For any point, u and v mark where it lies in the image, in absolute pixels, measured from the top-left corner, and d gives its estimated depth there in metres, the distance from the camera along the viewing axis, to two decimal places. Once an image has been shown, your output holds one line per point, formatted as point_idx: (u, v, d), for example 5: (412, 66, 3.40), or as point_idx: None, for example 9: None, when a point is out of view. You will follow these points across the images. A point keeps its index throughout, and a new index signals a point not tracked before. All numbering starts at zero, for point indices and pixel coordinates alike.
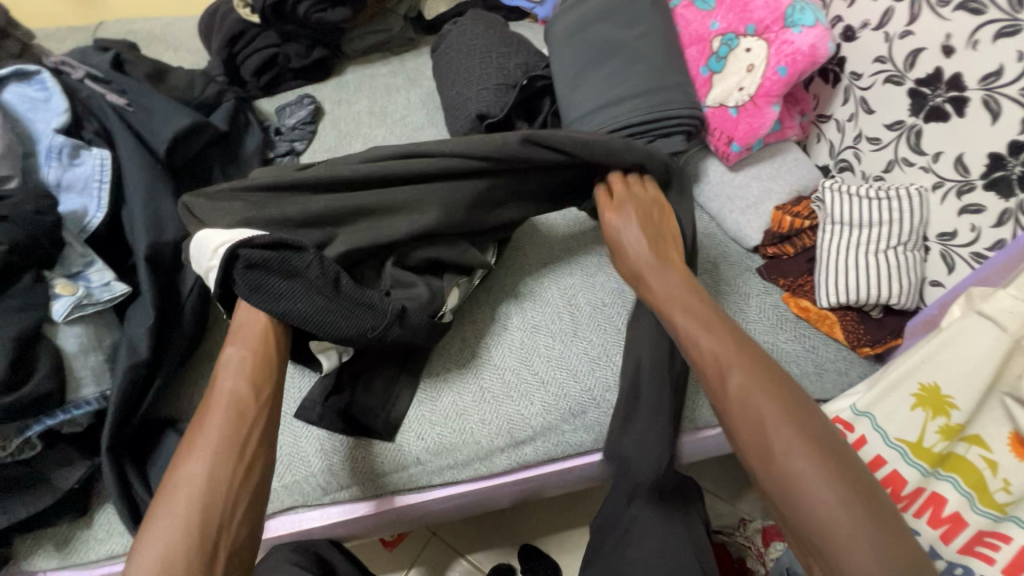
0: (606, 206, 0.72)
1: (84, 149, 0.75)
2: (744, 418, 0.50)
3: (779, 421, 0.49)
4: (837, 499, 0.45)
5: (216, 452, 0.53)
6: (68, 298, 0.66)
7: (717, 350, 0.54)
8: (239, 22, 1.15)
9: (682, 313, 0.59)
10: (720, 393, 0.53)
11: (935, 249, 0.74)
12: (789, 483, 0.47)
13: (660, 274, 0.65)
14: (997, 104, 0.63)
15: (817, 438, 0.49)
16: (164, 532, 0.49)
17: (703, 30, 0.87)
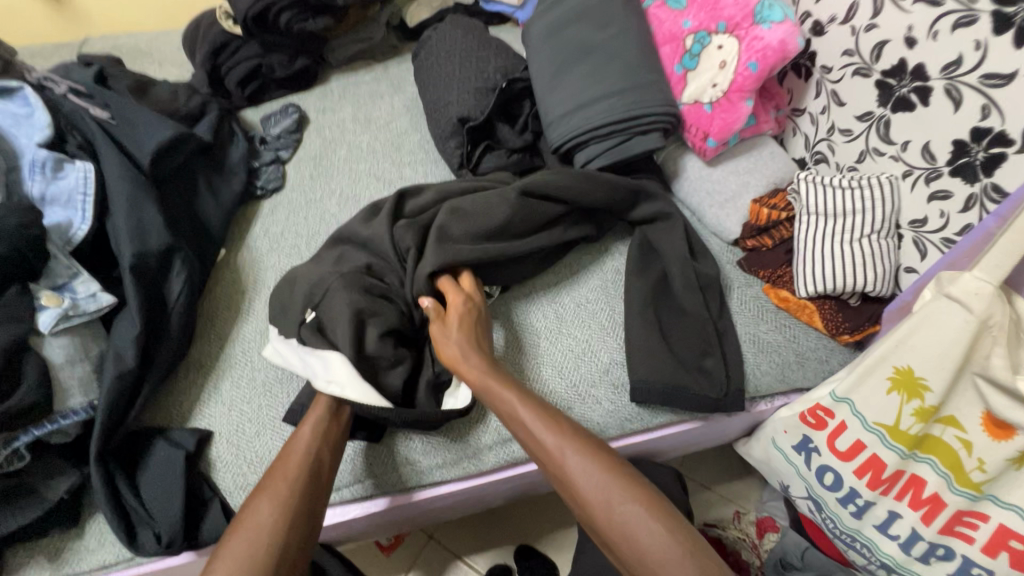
0: (435, 307, 0.76)
1: (68, 162, 0.76)
2: (580, 483, 0.61)
3: (608, 479, 0.61)
4: (664, 535, 0.57)
5: (296, 474, 0.64)
6: (54, 310, 0.67)
7: (548, 432, 0.64)
8: (222, 34, 1.15)
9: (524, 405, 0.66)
10: (566, 474, 0.62)
11: (908, 236, 0.75)
12: (620, 530, 0.58)
13: (498, 380, 0.68)
14: (958, 92, 0.65)
15: (638, 487, 0.60)
16: (236, 552, 0.58)
17: (676, 29, 0.89)
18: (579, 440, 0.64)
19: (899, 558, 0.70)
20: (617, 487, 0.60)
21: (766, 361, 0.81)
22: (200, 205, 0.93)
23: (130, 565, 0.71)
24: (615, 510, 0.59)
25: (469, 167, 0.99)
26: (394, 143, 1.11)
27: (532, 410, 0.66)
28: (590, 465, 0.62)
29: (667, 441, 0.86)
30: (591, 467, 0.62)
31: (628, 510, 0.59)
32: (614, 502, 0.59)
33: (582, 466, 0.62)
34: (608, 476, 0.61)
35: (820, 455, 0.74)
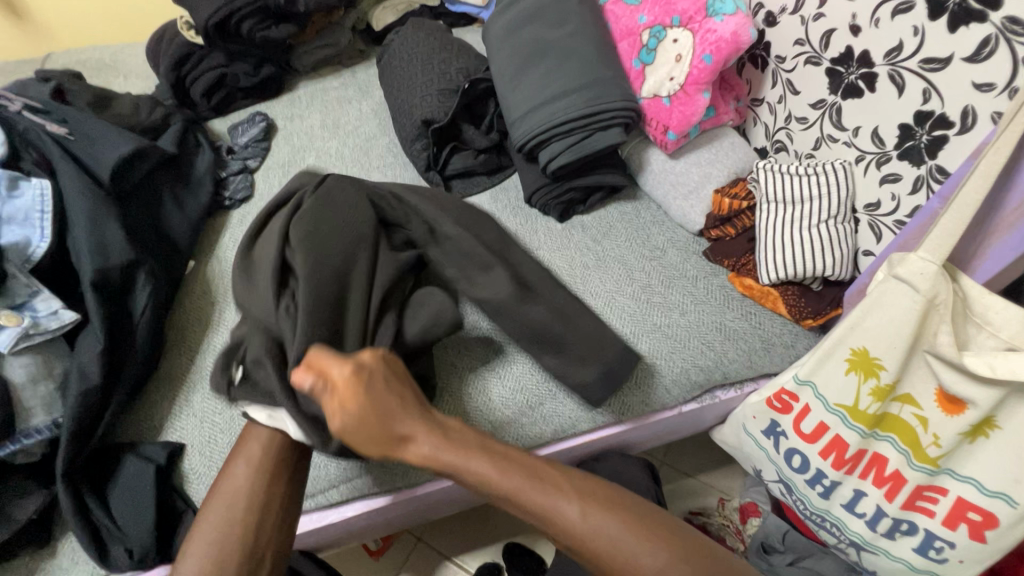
0: (331, 404, 0.54)
1: (23, 180, 0.76)
2: (607, 552, 0.55)
3: (625, 530, 0.55)
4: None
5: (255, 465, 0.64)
6: (14, 329, 0.66)
7: (551, 501, 0.56)
8: (184, 44, 1.14)
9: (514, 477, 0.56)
10: (582, 539, 0.55)
11: (864, 220, 0.77)
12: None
13: (472, 458, 0.56)
14: (901, 77, 0.66)
15: (657, 528, 0.57)
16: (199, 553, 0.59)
17: (633, 24, 0.90)
18: (580, 495, 0.57)
19: (866, 535, 0.72)
20: (635, 536, 0.55)
21: (733, 348, 0.82)
22: (166, 217, 0.92)
23: None
24: (643, 565, 0.54)
25: (436, 169, 1.00)
26: (362, 148, 1.11)
27: (523, 482, 0.56)
28: (601, 521, 0.56)
29: (641, 433, 0.88)
30: (604, 520, 0.56)
31: (655, 559, 0.54)
32: (638, 554, 0.54)
33: (596, 527, 0.55)
34: (624, 525, 0.56)
35: (787, 439, 0.75)
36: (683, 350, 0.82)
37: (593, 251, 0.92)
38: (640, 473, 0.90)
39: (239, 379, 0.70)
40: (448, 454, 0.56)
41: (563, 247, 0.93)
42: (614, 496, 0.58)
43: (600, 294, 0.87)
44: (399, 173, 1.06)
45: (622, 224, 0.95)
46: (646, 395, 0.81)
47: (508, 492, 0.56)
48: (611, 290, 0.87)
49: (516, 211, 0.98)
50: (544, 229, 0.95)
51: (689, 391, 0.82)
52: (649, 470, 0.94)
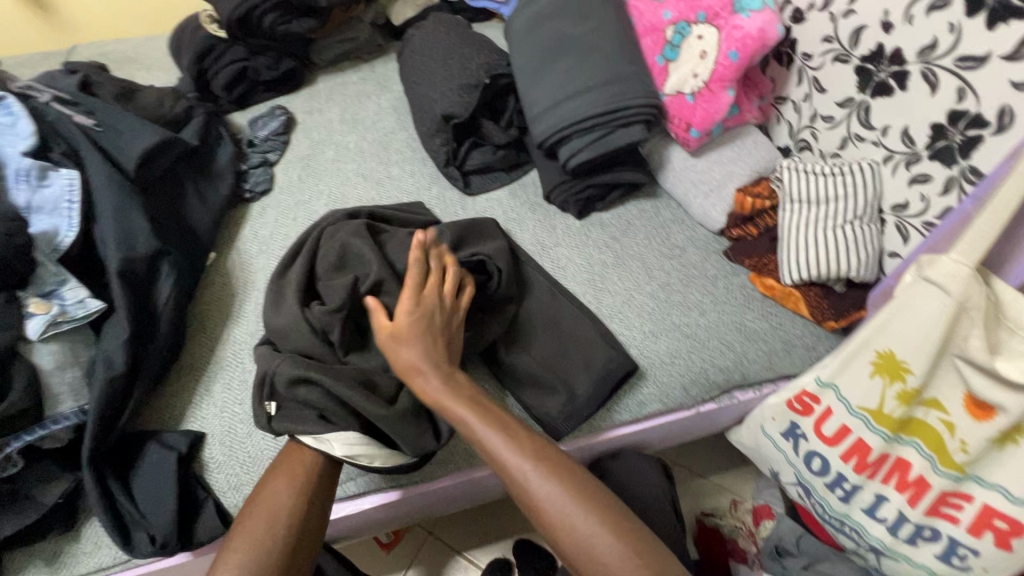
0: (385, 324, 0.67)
1: (52, 170, 0.77)
2: (559, 520, 0.57)
3: (584, 509, 0.57)
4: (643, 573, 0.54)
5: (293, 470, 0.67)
6: (42, 317, 0.67)
7: (505, 450, 0.60)
8: (206, 38, 1.15)
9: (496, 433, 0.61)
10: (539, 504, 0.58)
11: (890, 221, 0.76)
12: (574, 540, 0.56)
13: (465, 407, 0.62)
14: (935, 76, 0.65)
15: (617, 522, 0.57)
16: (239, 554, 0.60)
17: (657, 20, 0.88)
18: (538, 452, 0.60)
19: (887, 541, 0.71)
20: (576, 500, 0.57)
21: (753, 349, 0.81)
22: (189, 209, 0.93)
23: (127, 567, 0.72)
24: (590, 542, 0.55)
25: (455, 164, 1.00)
26: (381, 143, 1.12)
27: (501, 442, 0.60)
28: (548, 481, 0.58)
29: (657, 432, 0.87)
30: (552, 481, 0.58)
31: (592, 530, 0.56)
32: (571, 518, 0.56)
33: (541, 482, 0.58)
34: (568, 492, 0.58)
35: (807, 442, 0.75)
36: (702, 349, 0.81)
37: (611, 248, 0.91)
38: (655, 473, 0.90)
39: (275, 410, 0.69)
40: (448, 397, 0.63)
41: (582, 244, 0.92)
42: (567, 465, 0.61)
43: (619, 291, 0.87)
44: (417, 168, 1.06)
45: (641, 221, 0.94)
46: (664, 394, 0.80)
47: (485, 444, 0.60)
48: (629, 288, 0.87)
49: (534, 208, 0.98)
50: (563, 226, 0.95)
51: (707, 391, 0.81)
52: (663, 470, 0.93)
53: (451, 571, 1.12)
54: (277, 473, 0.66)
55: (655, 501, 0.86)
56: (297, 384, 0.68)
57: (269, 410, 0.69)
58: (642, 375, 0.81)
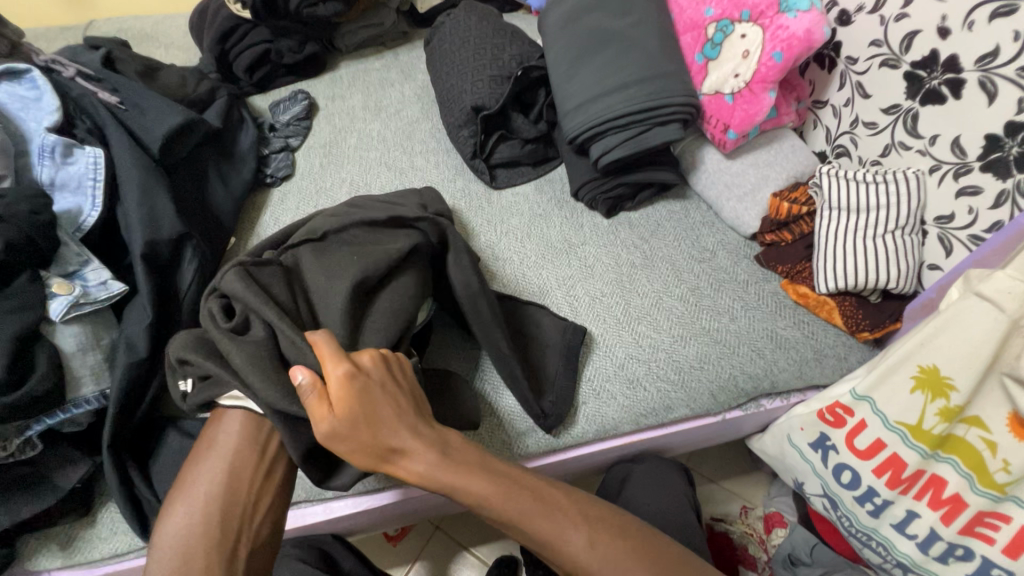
0: (319, 409, 0.53)
1: (77, 147, 0.75)
2: None
3: (631, 560, 0.54)
4: None
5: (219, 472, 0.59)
6: (65, 298, 0.65)
7: (556, 530, 0.55)
8: (230, 18, 1.12)
9: (514, 498, 0.56)
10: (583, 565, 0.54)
11: (932, 232, 0.74)
12: None
13: (474, 476, 0.55)
14: (993, 85, 0.63)
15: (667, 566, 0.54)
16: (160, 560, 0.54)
17: (698, 17, 0.87)
18: (589, 522, 0.56)
19: (916, 558, 0.70)
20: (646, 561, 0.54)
21: (784, 358, 0.79)
22: (211, 192, 0.91)
23: (142, 554, 0.71)
24: None
25: (482, 157, 0.98)
26: (405, 132, 1.10)
27: (525, 506, 0.55)
28: (611, 549, 0.55)
29: (680, 438, 0.85)
30: (588, 539, 0.55)
31: None
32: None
33: (603, 557, 0.54)
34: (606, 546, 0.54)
35: (838, 454, 0.73)
36: (732, 355, 0.79)
37: (640, 248, 0.90)
38: (675, 477, 0.88)
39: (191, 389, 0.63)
40: (448, 471, 0.55)
41: (610, 244, 0.91)
42: (618, 523, 0.57)
43: (647, 293, 0.85)
44: (441, 159, 1.04)
45: (670, 223, 0.92)
46: (692, 399, 0.78)
47: (508, 514, 0.55)
48: (659, 290, 0.85)
49: (561, 205, 0.96)
50: (591, 224, 0.93)
51: (736, 398, 0.79)
52: (685, 475, 0.92)
53: (457, 567, 1.10)
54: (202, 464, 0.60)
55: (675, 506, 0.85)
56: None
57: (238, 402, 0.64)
58: (672, 380, 0.78)
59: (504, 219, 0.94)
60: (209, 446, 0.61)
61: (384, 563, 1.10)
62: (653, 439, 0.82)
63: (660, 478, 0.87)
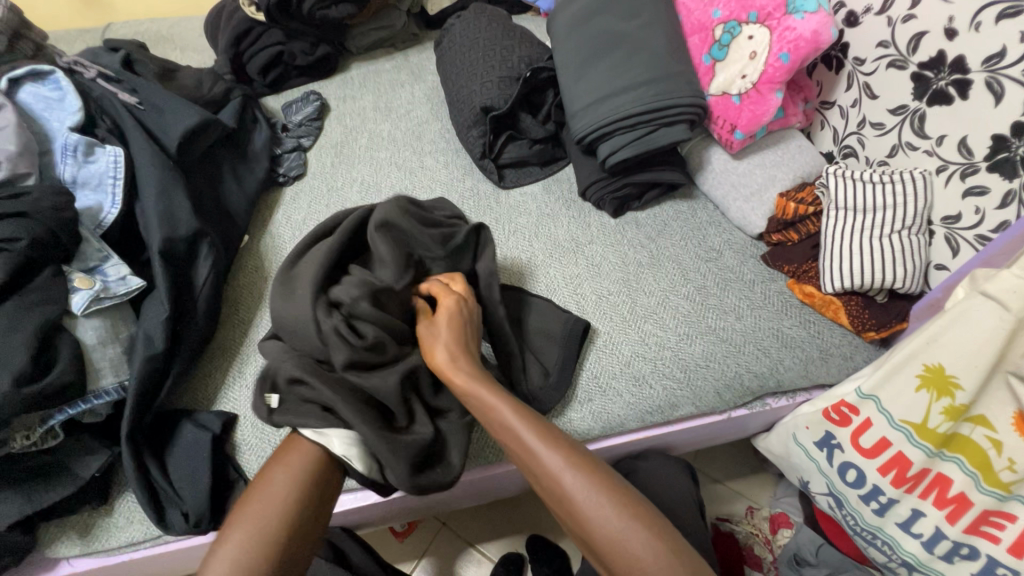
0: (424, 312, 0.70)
1: (98, 146, 0.78)
2: (580, 498, 0.56)
3: (602, 486, 0.56)
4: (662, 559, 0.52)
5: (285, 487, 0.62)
6: (86, 292, 0.67)
7: (537, 448, 0.59)
8: (244, 20, 1.15)
9: (516, 411, 0.61)
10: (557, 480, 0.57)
11: (939, 233, 0.74)
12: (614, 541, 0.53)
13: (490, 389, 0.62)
14: (1000, 85, 0.64)
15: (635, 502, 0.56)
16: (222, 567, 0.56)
17: (705, 18, 0.88)
18: (574, 449, 0.59)
19: (921, 556, 0.70)
20: (608, 502, 0.55)
21: (790, 357, 0.80)
22: (226, 191, 0.93)
23: (158, 542, 0.73)
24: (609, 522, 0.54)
25: (490, 157, 0.99)
26: (415, 132, 1.11)
27: (523, 419, 0.60)
28: (587, 475, 0.57)
29: (686, 435, 0.86)
30: (567, 461, 0.58)
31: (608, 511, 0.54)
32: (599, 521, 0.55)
33: (579, 477, 0.57)
34: (580, 471, 0.57)
35: (843, 452, 0.74)
36: (737, 354, 0.80)
37: (647, 248, 0.91)
38: (680, 475, 0.89)
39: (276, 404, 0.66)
40: (478, 381, 0.63)
41: (617, 243, 0.91)
42: (599, 466, 0.59)
43: (653, 292, 0.86)
44: (450, 159, 1.06)
45: (676, 222, 0.93)
46: (697, 397, 0.79)
47: (507, 422, 0.60)
48: (665, 289, 0.86)
49: (569, 204, 0.97)
50: (598, 223, 0.94)
51: (741, 396, 0.80)
52: (690, 474, 0.93)
53: (463, 563, 1.11)
54: (269, 478, 0.62)
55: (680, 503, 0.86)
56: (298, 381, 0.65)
57: (269, 403, 0.66)
58: (677, 378, 0.79)
59: (512, 218, 0.96)
60: (277, 461, 0.64)
61: (391, 558, 1.12)
62: (660, 436, 0.83)
63: (667, 475, 0.88)
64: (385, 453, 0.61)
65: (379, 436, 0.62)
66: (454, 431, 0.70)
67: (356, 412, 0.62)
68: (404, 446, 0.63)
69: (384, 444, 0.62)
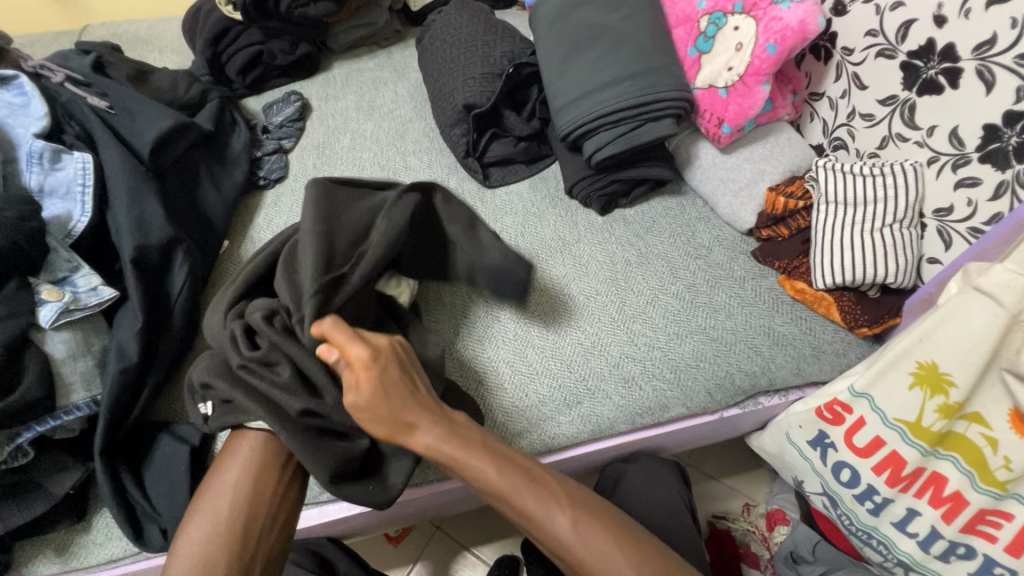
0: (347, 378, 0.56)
1: (66, 153, 0.75)
2: (593, 560, 0.55)
3: (612, 544, 0.56)
4: None
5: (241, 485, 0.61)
6: (55, 304, 0.65)
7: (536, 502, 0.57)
8: (222, 20, 1.12)
9: (501, 472, 0.57)
10: (565, 544, 0.56)
11: (931, 225, 0.73)
12: None
13: (471, 454, 0.57)
14: (991, 74, 0.62)
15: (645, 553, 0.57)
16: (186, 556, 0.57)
17: (691, 10, 0.85)
18: (573, 505, 0.58)
19: (917, 556, 0.69)
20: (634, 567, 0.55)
21: (781, 354, 0.78)
22: (203, 196, 0.91)
23: (137, 559, 0.70)
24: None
25: (475, 156, 0.97)
26: (398, 131, 1.09)
27: (516, 479, 0.57)
28: (593, 532, 0.57)
29: (678, 436, 0.84)
30: (570, 524, 0.57)
31: (622, 569, 0.55)
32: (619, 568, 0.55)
33: (586, 536, 0.56)
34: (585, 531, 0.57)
35: (836, 452, 0.72)
36: (728, 353, 0.78)
37: (635, 246, 0.89)
38: (670, 475, 0.88)
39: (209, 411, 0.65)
40: (452, 445, 0.56)
41: (604, 242, 0.90)
42: (603, 517, 0.59)
43: (643, 291, 0.84)
44: (434, 158, 1.04)
45: (665, 219, 0.91)
46: (688, 398, 0.77)
47: (499, 488, 0.57)
48: (653, 288, 0.84)
49: (555, 203, 0.95)
50: (585, 222, 0.92)
51: (734, 396, 0.78)
52: (681, 475, 0.91)
53: (458, 567, 1.09)
54: (226, 474, 0.62)
55: (670, 505, 0.84)
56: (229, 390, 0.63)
57: (203, 410, 0.66)
58: (667, 379, 0.77)
59: (498, 218, 0.94)
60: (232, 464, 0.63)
61: (384, 565, 1.09)
62: (650, 437, 0.81)
63: (658, 476, 0.87)
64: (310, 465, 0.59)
65: (304, 450, 0.60)
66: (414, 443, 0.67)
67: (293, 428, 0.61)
68: (330, 460, 0.60)
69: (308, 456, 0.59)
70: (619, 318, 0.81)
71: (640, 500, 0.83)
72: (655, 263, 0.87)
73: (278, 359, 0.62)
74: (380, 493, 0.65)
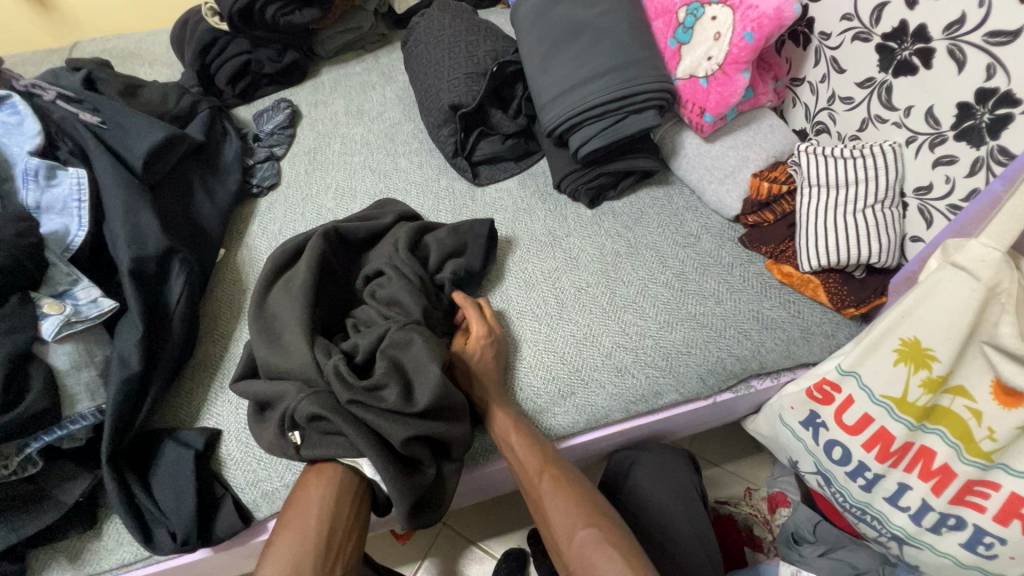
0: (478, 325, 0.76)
1: (60, 169, 0.77)
2: (552, 506, 0.68)
3: (572, 504, 0.67)
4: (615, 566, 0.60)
5: (334, 495, 0.66)
6: (56, 317, 0.67)
7: (553, 493, 0.68)
8: (209, 31, 1.13)
9: (516, 430, 0.71)
10: (536, 491, 0.69)
11: (913, 205, 0.74)
12: (577, 547, 0.64)
13: (503, 410, 0.73)
14: (961, 53, 0.63)
15: (600, 522, 0.65)
16: (284, 553, 0.61)
17: (669, 2, 0.87)
18: (557, 470, 0.70)
19: (910, 530, 0.70)
20: (585, 521, 0.65)
21: (771, 337, 0.79)
22: (198, 206, 0.92)
23: (149, 563, 0.72)
24: (575, 530, 0.65)
25: (463, 155, 0.99)
26: (388, 133, 1.10)
27: (524, 438, 0.71)
28: (565, 493, 0.68)
29: (675, 423, 0.85)
30: (547, 481, 0.69)
31: (575, 522, 0.65)
32: (605, 560, 0.61)
33: (553, 490, 0.68)
34: (559, 486, 0.68)
35: (827, 431, 0.74)
36: (719, 339, 0.79)
37: (624, 237, 0.90)
38: (676, 464, 0.88)
39: (298, 442, 0.66)
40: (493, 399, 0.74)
41: (594, 235, 0.91)
42: (580, 486, 0.70)
43: (632, 282, 0.85)
44: (424, 159, 1.05)
45: (653, 210, 0.93)
46: (680, 384, 0.78)
47: (508, 437, 0.71)
48: (643, 278, 0.85)
49: (545, 199, 0.97)
50: (574, 215, 0.94)
51: (725, 379, 0.79)
52: (692, 464, 0.92)
53: (465, 562, 1.09)
54: (313, 484, 0.67)
55: (681, 496, 0.85)
56: (316, 418, 0.64)
57: (293, 441, 0.66)
58: (659, 367, 0.78)
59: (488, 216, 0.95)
60: (318, 478, 0.67)
61: (390, 563, 1.09)
62: (646, 426, 0.82)
63: (667, 466, 0.87)
64: (391, 487, 0.62)
65: (386, 471, 0.62)
66: (451, 461, 0.70)
67: (381, 458, 0.62)
68: (409, 484, 0.64)
69: (393, 479, 0.62)
70: (608, 308, 0.83)
71: (644, 492, 0.84)
72: (647, 254, 0.88)
73: (389, 380, 0.65)
74: (438, 511, 0.68)
